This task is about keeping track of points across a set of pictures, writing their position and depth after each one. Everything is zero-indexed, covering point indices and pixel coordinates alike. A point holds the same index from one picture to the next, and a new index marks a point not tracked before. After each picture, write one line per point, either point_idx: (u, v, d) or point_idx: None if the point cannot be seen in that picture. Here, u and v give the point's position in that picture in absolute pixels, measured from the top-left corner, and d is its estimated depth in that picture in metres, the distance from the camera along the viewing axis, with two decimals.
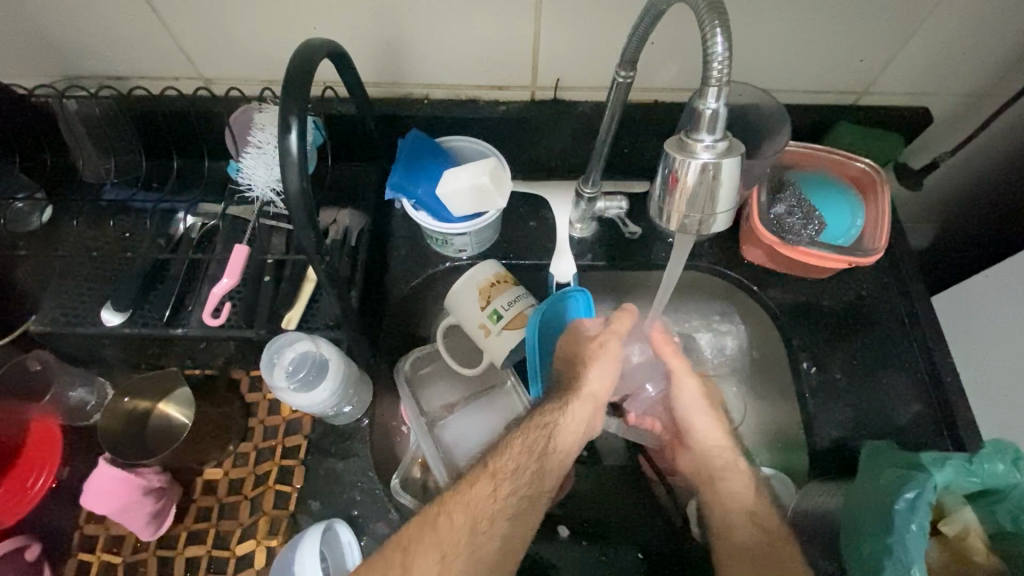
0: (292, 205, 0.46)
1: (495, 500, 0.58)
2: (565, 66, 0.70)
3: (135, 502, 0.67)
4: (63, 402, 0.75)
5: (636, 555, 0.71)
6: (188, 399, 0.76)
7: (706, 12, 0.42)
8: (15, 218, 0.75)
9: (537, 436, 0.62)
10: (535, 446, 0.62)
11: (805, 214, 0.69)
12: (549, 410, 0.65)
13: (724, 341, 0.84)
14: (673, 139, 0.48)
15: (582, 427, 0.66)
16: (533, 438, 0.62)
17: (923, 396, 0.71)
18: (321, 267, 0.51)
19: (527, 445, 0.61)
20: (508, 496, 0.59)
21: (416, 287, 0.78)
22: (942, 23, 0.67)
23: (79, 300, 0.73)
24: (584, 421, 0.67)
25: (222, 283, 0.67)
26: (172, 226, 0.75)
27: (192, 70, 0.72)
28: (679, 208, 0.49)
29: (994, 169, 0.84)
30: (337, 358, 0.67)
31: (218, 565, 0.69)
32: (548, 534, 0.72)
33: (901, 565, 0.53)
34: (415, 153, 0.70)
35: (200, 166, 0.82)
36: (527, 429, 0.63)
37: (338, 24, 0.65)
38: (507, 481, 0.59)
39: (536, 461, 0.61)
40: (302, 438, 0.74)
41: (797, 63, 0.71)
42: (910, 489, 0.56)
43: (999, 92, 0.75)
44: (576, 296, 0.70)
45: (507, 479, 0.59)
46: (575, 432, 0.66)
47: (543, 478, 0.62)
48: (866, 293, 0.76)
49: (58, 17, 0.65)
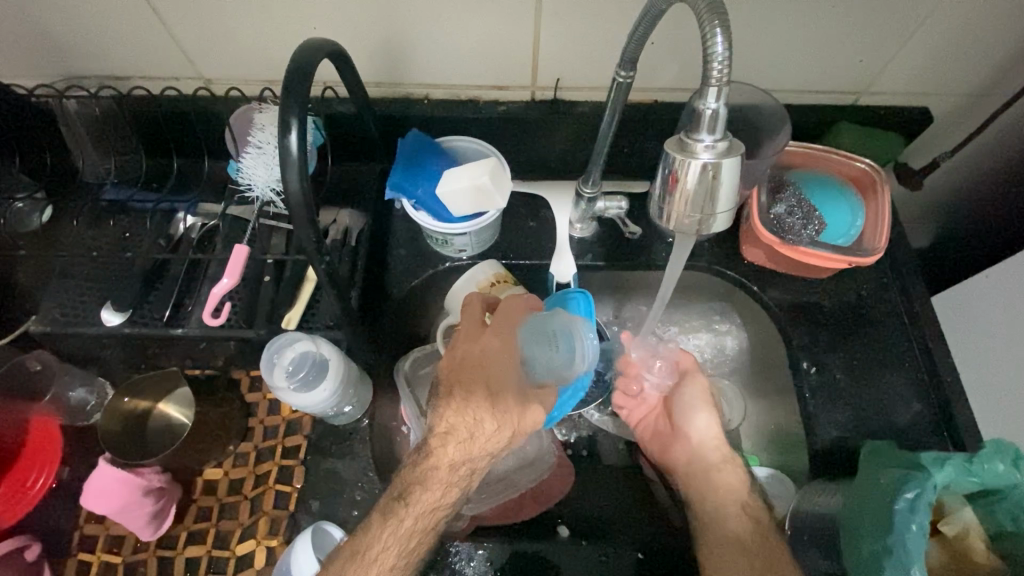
0: (292, 205, 0.46)
1: (401, 552, 0.57)
2: (565, 67, 0.71)
3: (135, 502, 0.67)
4: (63, 401, 0.76)
5: (636, 556, 0.69)
6: (188, 398, 0.77)
7: (707, 13, 0.42)
8: (14, 218, 0.74)
9: (460, 451, 0.60)
10: (455, 470, 0.60)
11: (805, 214, 0.70)
12: (471, 415, 0.61)
13: (723, 340, 0.86)
14: (673, 139, 0.48)
15: (494, 415, 0.62)
16: (454, 457, 0.60)
17: (923, 397, 0.71)
18: (321, 267, 0.51)
19: (452, 462, 0.60)
20: (407, 535, 0.57)
21: (416, 286, 0.78)
22: (943, 24, 0.67)
23: (79, 301, 0.73)
24: (490, 415, 0.61)
25: (222, 283, 0.66)
26: (171, 226, 0.75)
27: (192, 70, 0.71)
28: (679, 208, 0.49)
29: (993, 170, 0.84)
30: (337, 358, 0.67)
31: (218, 565, 0.69)
32: (549, 535, 0.71)
33: (901, 566, 0.53)
34: (415, 154, 0.70)
35: (201, 166, 0.81)
36: (400, 476, 0.59)
37: (338, 24, 0.65)
38: (378, 538, 0.56)
39: (453, 489, 0.60)
40: (302, 438, 0.74)
41: (796, 64, 0.71)
42: (910, 489, 0.56)
43: (998, 92, 0.75)
44: (576, 298, 0.66)
45: (381, 541, 0.56)
46: (483, 419, 0.61)
47: (438, 505, 0.59)
48: (866, 293, 0.76)
49: (61, 19, 0.65)
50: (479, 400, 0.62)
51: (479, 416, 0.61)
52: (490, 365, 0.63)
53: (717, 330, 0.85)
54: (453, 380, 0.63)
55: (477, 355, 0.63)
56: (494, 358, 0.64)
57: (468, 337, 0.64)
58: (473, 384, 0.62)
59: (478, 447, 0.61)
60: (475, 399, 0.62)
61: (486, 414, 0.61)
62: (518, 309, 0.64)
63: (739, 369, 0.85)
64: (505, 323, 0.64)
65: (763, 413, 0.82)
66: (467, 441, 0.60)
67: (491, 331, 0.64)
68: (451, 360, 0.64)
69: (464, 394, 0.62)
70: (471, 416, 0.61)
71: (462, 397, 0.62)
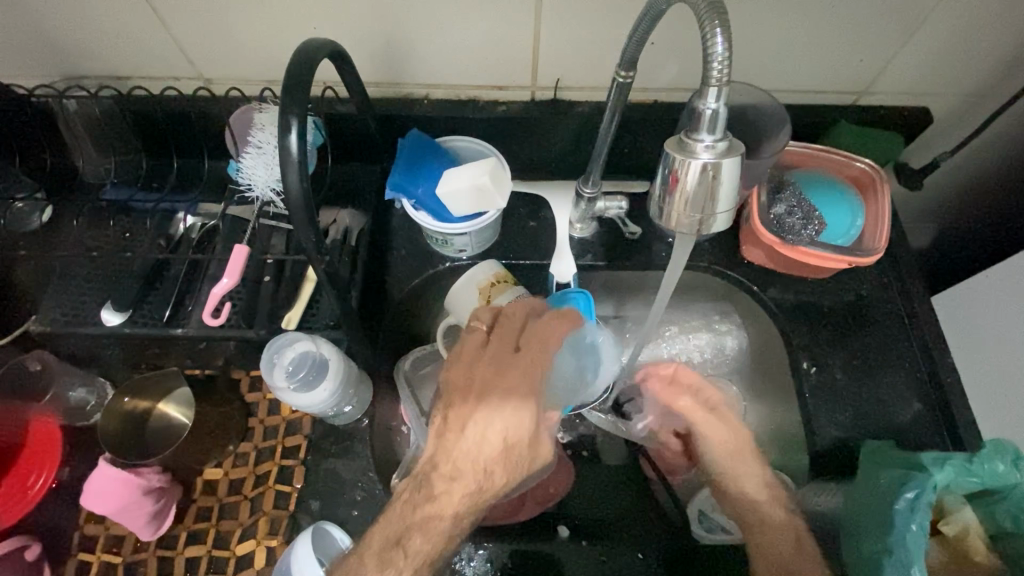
0: (292, 205, 0.46)
1: None
2: (565, 67, 0.71)
3: (135, 502, 0.67)
4: (63, 401, 0.75)
5: (636, 555, 0.69)
6: (188, 399, 0.77)
7: (707, 12, 0.42)
8: (14, 218, 0.75)
9: (466, 499, 0.58)
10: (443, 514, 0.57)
11: (805, 214, 0.69)
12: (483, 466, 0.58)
13: (723, 340, 0.85)
14: (673, 139, 0.48)
15: (503, 464, 0.59)
16: (458, 506, 0.58)
17: (923, 397, 0.71)
18: (321, 267, 0.51)
19: (456, 512, 0.57)
20: None
21: (417, 286, 0.78)
22: (943, 24, 0.67)
23: (79, 301, 0.73)
24: (499, 460, 0.59)
25: (223, 283, 0.66)
26: (172, 226, 0.76)
27: (192, 70, 0.71)
28: (680, 208, 0.49)
29: (994, 169, 0.84)
30: (337, 358, 0.67)
31: (218, 565, 0.69)
32: (548, 534, 0.71)
33: (901, 565, 0.53)
34: (415, 154, 0.70)
35: (201, 166, 0.81)
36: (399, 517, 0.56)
37: (338, 24, 0.65)
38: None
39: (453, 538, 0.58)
40: (303, 438, 0.74)
41: (796, 64, 0.71)
42: (910, 488, 0.56)
43: (998, 92, 0.75)
44: (576, 297, 0.66)
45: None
46: (489, 471, 0.59)
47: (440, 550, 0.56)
48: (866, 292, 0.76)
49: (60, 18, 0.65)
50: (496, 431, 0.59)
51: (490, 468, 0.59)
52: (519, 397, 0.59)
53: (717, 330, 0.86)
54: (474, 408, 0.59)
55: (509, 387, 0.59)
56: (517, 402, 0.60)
57: (494, 370, 0.60)
58: (500, 411, 0.59)
59: (481, 494, 0.59)
60: (486, 450, 0.59)
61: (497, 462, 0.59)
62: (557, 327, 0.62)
63: (739, 369, 0.85)
64: (535, 352, 0.60)
65: (763, 413, 0.82)
66: (473, 491, 0.58)
67: (518, 372, 0.60)
68: (466, 379, 0.60)
69: (478, 430, 0.58)
70: (483, 464, 0.58)
71: (478, 440, 0.58)
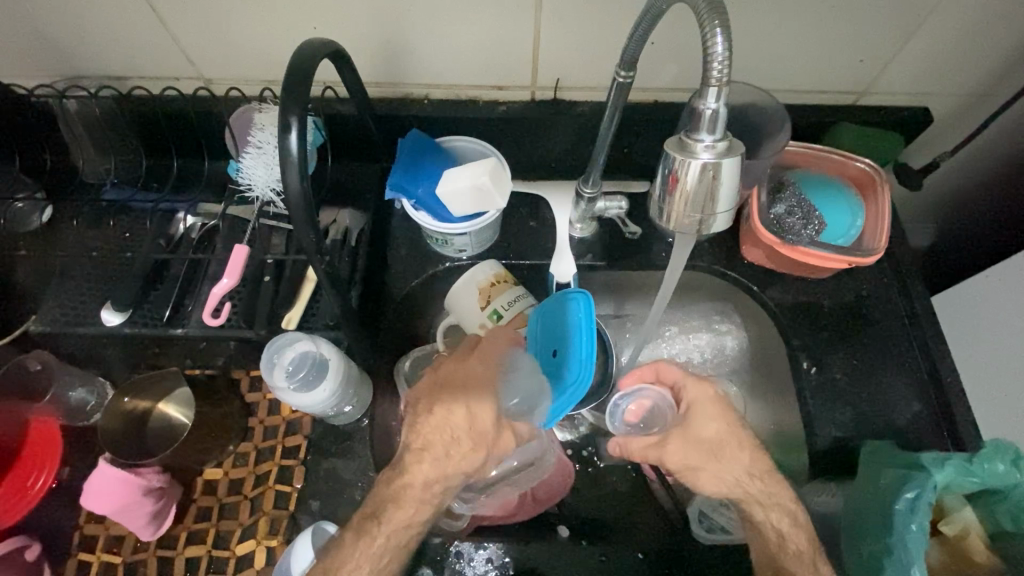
0: (292, 205, 0.46)
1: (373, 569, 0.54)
2: (565, 67, 0.71)
3: (135, 502, 0.66)
4: (63, 402, 0.75)
5: (636, 556, 0.71)
6: (188, 399, 0.77)
7: (707, 13, 0.42)
8: (15, 218, 0.74)
9: (435, 471, 0.57)
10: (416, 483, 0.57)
11: (805, 214, 0.69)
12: (449, 433, 0.58)
13: (724, 340, 0.85)
14: (673, 139, 0.49)
15: (471, 440, 0.58)
16: (429, 474, 0.57)
17: (922, 397, 0.71)
18: (321, 267, 0.51)
19: (426, 481, 0.57)
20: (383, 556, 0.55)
21: (416, 286, 0.78)
22: (942, 25, 0.67)
23: (79, 301, 0.73)
24: (464, 432, 0.58)
25: (223, 283, 0.67)
26: (171, 225, 0.75)
27: (192, 70, 0.71)
28: (679, 208, 0.49)
29: (994, 170, 0.84)
30: (337, 358, 0.67)
31: (218, 565, 0.69)
32: (548, 534, 0.72)
33: (901, 565, 0.53)
34: (415, 154, 0.70)
35: (201, 165, 0.81)
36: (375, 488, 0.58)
37: (338, 24, 0.65)
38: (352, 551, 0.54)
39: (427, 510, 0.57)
40: (302, 438, 0.74)
41: (796, 64, 0.71)
42: (910, 489, 0.56)
43: (998, 92, 0.75)
44: (576, 298, 0.65)
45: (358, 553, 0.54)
46: (458, 445, 0.58)
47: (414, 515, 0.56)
48: (866, 292, 0.76)
49: (60, 18, 0.65)
50: (461, 414, 0.59)
51: (456, 435, 0.58)
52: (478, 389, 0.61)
53: (717, 330, 0.86)
54: (436, 397, 0.60)
55: (466, 376, 0.61)
56: (480, 378, 0.61)
57: (456, 357, 0.63)
58: (457, 400, 0.59)
59: (448, 473, 0.57)
60: (451, 417, 0.58)
61: (464, 432, 0.58)
62: (574, 322, 0.65)
63: (739, 369, 0.85)
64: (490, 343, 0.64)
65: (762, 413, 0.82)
66: (442, 463, 0.57)
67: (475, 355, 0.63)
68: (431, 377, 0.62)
69: (446, 404, 0.59)
70: (448, 433, 0.58)
71: (444, 412, 0.59)
